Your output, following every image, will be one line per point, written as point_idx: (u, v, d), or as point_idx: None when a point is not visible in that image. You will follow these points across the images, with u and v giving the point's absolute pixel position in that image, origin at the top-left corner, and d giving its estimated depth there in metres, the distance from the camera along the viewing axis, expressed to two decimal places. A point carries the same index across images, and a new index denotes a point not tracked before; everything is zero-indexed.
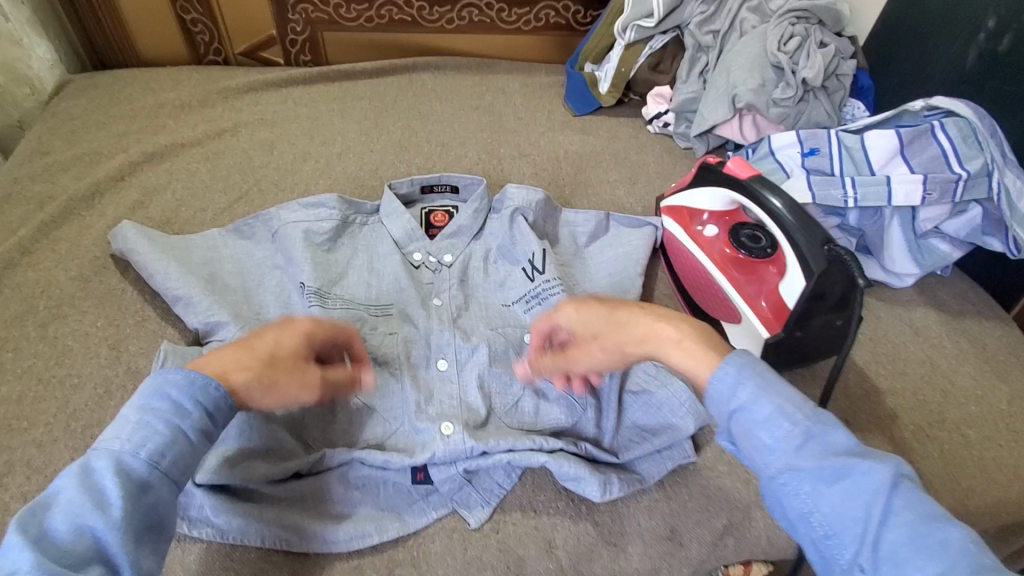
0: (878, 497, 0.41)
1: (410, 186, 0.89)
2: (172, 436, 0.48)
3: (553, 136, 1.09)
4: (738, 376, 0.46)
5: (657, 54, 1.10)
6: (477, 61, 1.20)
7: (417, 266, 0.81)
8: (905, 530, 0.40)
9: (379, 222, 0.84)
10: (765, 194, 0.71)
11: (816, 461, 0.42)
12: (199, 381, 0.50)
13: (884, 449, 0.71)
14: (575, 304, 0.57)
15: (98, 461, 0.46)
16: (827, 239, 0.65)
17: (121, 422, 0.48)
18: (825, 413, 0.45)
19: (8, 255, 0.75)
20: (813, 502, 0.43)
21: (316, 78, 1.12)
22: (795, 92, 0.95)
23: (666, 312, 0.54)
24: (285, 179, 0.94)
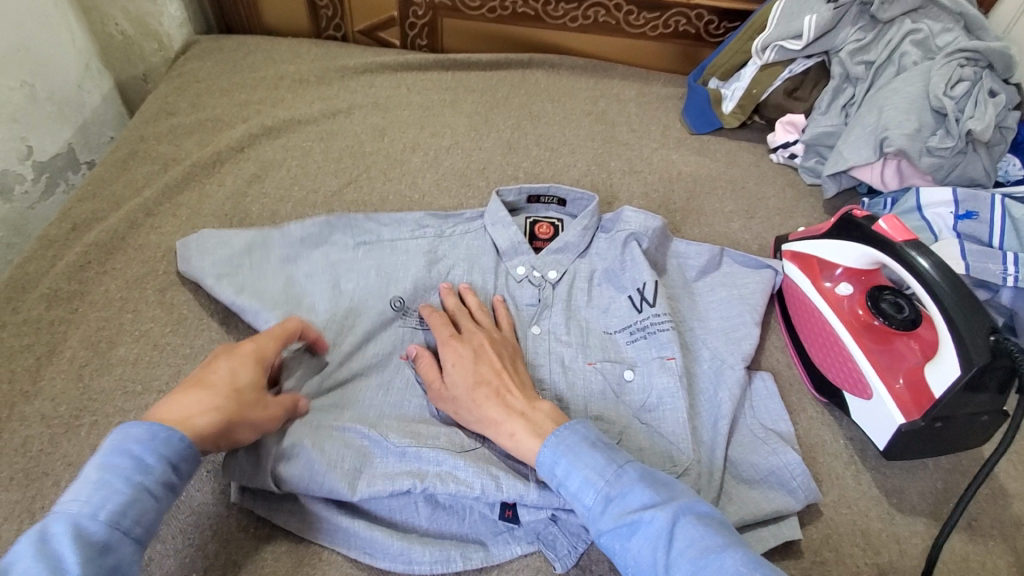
0: (659, 542, 0.51)
1: (517, 195, 0.84)
2: (138, 490, 0.47)
3: (666, 154, 1.03)
4: (554, 455, 0.57)
5: (796, 79, 1.01)
6: (594, 64, 1.15)
7: (518, 279, 0.78)
8: (690, 568, 0.49)
9: (484, 229, 0.81)
10: (920, 265, 0.63)
11: (613, 519, 0.53)
12: (161, 435, 0.50)
13: (1008, 561, 0.64)
14: (463, 358, 0.65)
15: (55, 526, 0.44)
16: (993, 327, 0.58)
17: (81, 483, 0.46)
18: (627, 473, 0.55)
19: (132, 215, 0.78)
20: (625, 556, 0.53)
21: (431, 66, 1.11)
22: (955, 143, 0.84)
23: (518, 406, 0.61)
24: (393, 167, 0.93)
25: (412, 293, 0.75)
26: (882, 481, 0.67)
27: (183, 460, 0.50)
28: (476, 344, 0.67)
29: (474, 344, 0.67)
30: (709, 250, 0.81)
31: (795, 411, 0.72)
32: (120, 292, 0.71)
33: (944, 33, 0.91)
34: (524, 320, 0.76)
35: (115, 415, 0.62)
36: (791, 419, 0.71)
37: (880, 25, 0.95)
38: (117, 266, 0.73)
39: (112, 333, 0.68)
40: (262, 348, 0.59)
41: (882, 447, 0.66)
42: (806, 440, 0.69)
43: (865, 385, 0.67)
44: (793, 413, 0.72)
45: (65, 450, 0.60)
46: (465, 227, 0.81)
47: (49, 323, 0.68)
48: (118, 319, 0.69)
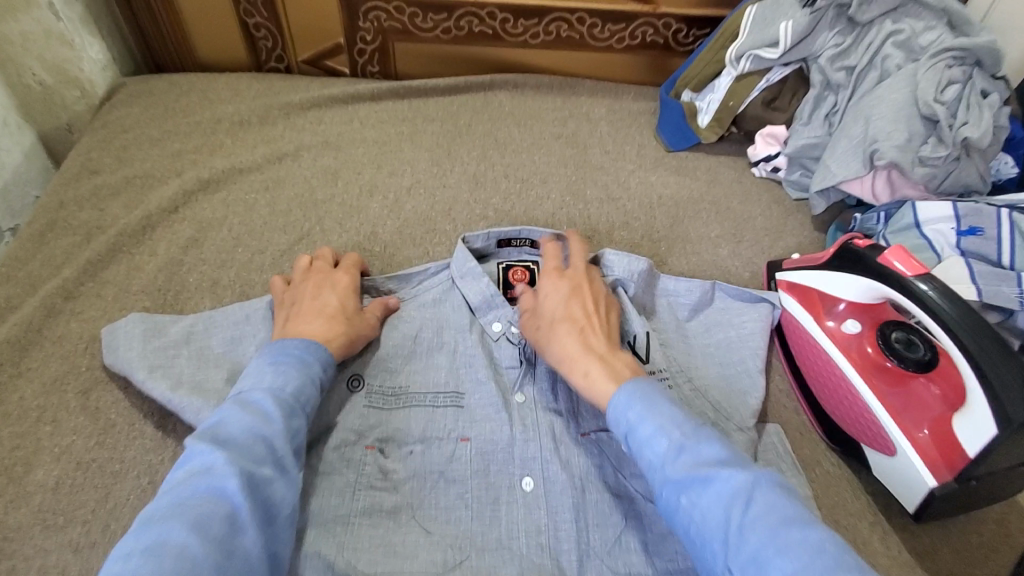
0: (734, 502, 0.46)
1: (486, 240, 0.77)
2: (309, 382, 0.57)
3: (644, 176, 0.97)
4: (628, 400, 0.53)
5: (774, 88, 0.95)
6: (560, 81, 1.08)
7: (495, 338, 0.71)
8: (769, 531, 0.44)
9: (452, 282, 0.74)
10: (937, 304, 0.57)
11: (683, 469, 0.49)
12: (313, 344, 0.60)
13: None
14: (558, 290, 0.66)
15: (252, 397, 0.53)
16: None
17: (262, 372, 0.56)
18: (703, 431, 0.51)
19: (51, 300, 0.68)
20: (691, 514, 0.48)
21: (385, 95, 1.02)
22: (949, 151, 0.79)
23: (598, 348, 0.59)
24: (349, 216, 0.84)
25: (375, 368, 0.67)
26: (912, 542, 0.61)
27: (327, 366, 0.60)
28: (579, 285, 0.66)
29: (574, 284, 0.67)
30: (700, 284, 0.74)
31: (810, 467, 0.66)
32: (37, 399, 0.62)
33: (927, 31, 0.85)
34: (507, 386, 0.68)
35: (33, 558, 0.53)
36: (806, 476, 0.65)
37: (858, 28, 0.89)
38: (33, 367, 0.64)
39: (29, 452, 0.58)
40: (355, 281, 0.70)
41: (910, 508, 0.60)
42: (825, 500, 0.63)
43: (887, 437, 0.61)
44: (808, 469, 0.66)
45: None
46: (433, 283, 0.74)
47: None
48: (35, 434, 0.59)
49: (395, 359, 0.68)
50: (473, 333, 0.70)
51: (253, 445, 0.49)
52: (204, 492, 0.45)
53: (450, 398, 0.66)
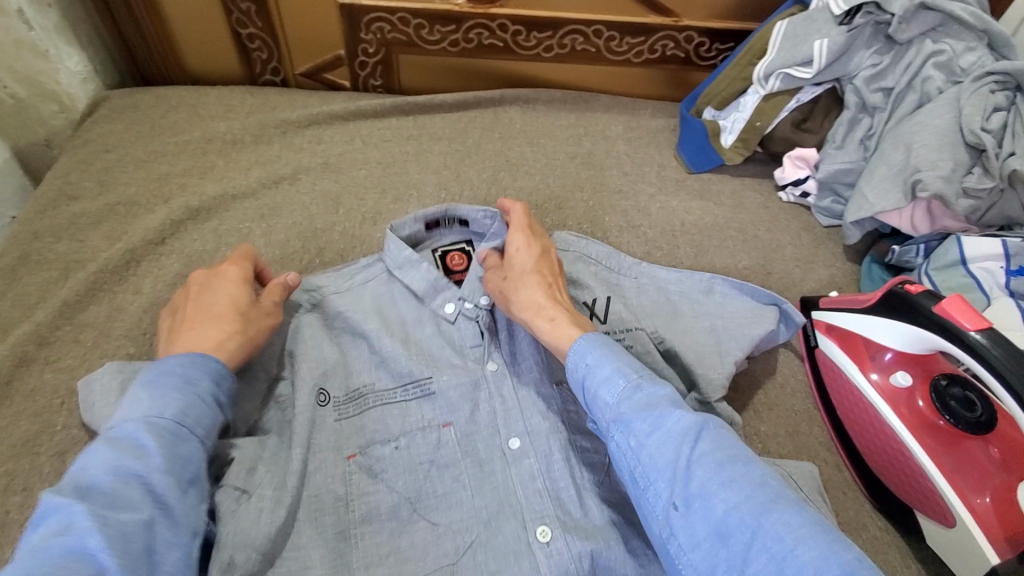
0: (684, 442, 0.48)
1: (412, 226, 0.76)
2: (202, 402, 0.51)
3: (665, 200, 0.91)
4: (587, 346, 0.55)
5: (805, 108, 0.89)
6: (573, 96, 1.02)
7: (451, 319, 0.69)
8: (713, 466, 0.46)
9: (389, 275, 0.72)
10: (998, 362, 0.52)
11: (636, 409, 0.50)
12: (200, 358, 0.53)
13: None
14: (528, 250, 0.68)
15: (124, 431, 0.47)
16: None
17: (135, 401, 0.49)
18: (658, 379, 0.54)
19: (21, 348, 0.62)
20: (639, 454, 0.49)
21: (388, 111, 0.96)
22: (995, 183, 0.75)
23: (564, 304, 0.63)
24: (353, 247, 0.78)
25: (333, 374, 0.63)
26: None
27: (220, 379, 0.54)
28: (544, 249, 0.70)
29: (541, 246, 0.70)
30: (676, 274, 0.76)
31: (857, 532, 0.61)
32: (5, 464, 0.55)
33: (968, 53, 0.80)
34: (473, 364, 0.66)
35: None
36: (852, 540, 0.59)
37: (895, 47, 0.84)
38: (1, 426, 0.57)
39: None
40: (246, 272, 0.63)
41: None
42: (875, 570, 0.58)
43: (944, 505, 0.56)
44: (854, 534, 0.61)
45: None
46: (367, 276, 0.71)
47: None
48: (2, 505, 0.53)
49: (360, 379, 0.63)
50: (428, 322, 0.69)
51: (122, 488, 0.44)
52: (63, 555, 0.39)
53: (418, 387, 0.63)
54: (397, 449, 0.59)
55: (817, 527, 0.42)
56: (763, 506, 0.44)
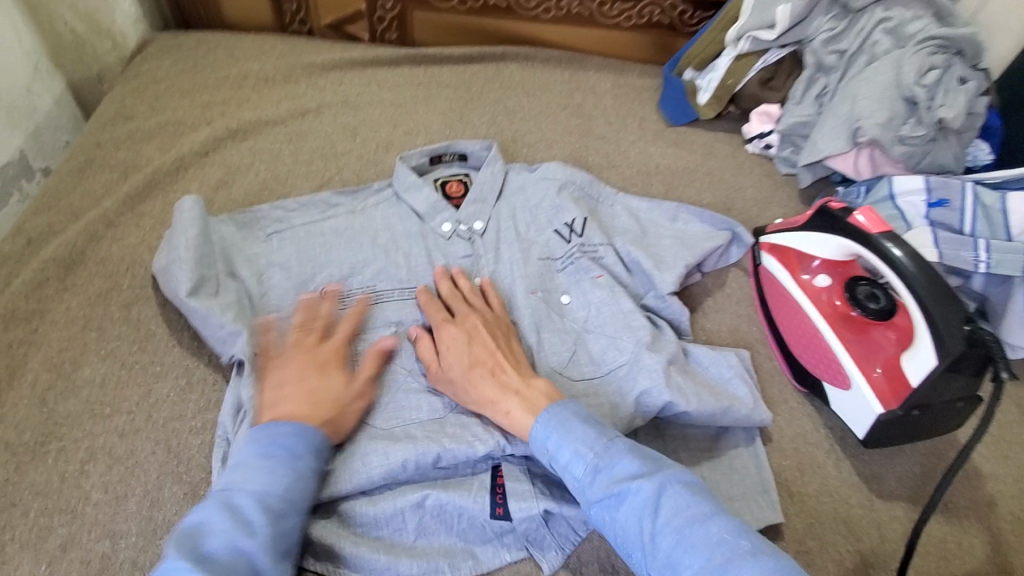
0: (647, 511, 0.51)
1: (420, 159, 0.89)
2: (294, 473, 0.54)
3: (643, 146, 1.03)
4: (546, 430, 0.58)
5: (772, 67, 1.01)
6: (567, 56, 1.14)
7: (447, 237, 0.83)
8: (675, 534, 0.50)
9: (396, 197, 0.84)
10: (895, 254, 0.64)
11: (602, 489, 0.53)
12: (305, 430, 0.57)
13: (982, 538, 0.68)
14: (457, 342, 0.67)
15: (239, 499, 0.51)
16: (967, 318, 0.60)
17: (249, 468, 0.53)
18: (613, 446, 0.56)
19: (93, 227, 0.74)
20: (614, 526, 0.53)
21: (403, 61, 1.09)
22: (926, 131, 0.86)
23: (513, 384, 0.62)
24: (368, 168, 0.91)
25: (344, 276, 0.76)
26: (863, 468, 0.69)
27: (320, 454, 0.57)
28: (470, 327, 0.68)
29: (468, 326, 0.68)
30: (647, 203, 0.89)
31: (779, 404, 0.73)
32: (82, 310, 0.68)
33: (914, 21, 0.91)
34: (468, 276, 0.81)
35: (81, 441, 0.60)
36: (772, 409, 0.72)
37: (851, 14, 0.95)
38: (78, 282, 0.70)
39: (76, 353, 0.65)
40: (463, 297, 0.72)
41: (860, 435, 0.67)
42: (788, 432, 0.71)
43: (844, 374, 0.68)
44: (777, 406, 0.73)
45: (30, 479, 0.57)
46: (377, 198, 0.84)
47: (8, 346, 0.65)
48: (81, 338, 0.66)
49: (365, 279, 0.77)
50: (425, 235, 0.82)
51: (235, 563, 0.47)
52: None
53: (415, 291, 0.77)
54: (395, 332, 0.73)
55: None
56: (723, 564, 0.47)
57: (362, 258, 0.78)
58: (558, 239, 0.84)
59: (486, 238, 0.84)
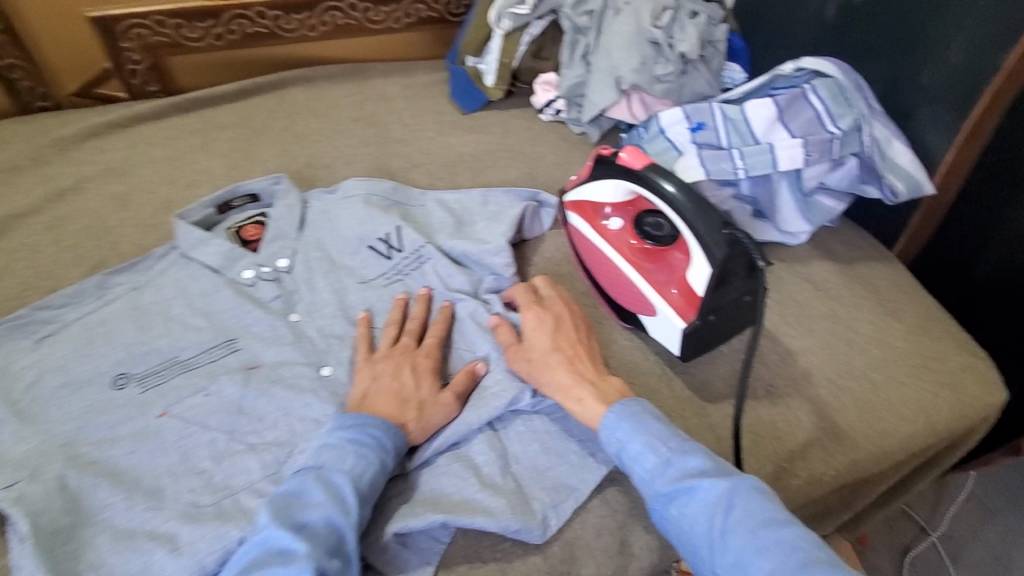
0: (718, 509, 0.53)
1: (204, 209, 0.84)
2: (380, 466, 0.58)
3: (444, 140, 1.05)
4: (616, 420, 0.61)
5: (537, 40, 1.07)
6: (350, 69, 1.13)
7: (251, 283, 0.79)
8: (750, 535, 0.51)
9: (185, 258, 0.80)
10: (659, 183, 0.70)
11: (670, 483, 0.56)
12: (395, 431, 0.61)
13: (804, 411, 0.73)
14: (541, 326, 0.70)
15: (335, 477, 0.56)
16: (723, 222, 0.66)
17: (341, 450, 0.58)
18: (688, 446, 0.59)
19: None
20: (680, 522, 0.55)
21: (168, 111, 1.01)
22: (675, 67, 0.95)
23: (590, 374, 0.66)
24: (148, 234, 0.83)
25: (136, 360, 0.69)
26: (693, 381, 0.74)
27: (399, 451, 0.61)
28: (556, 313, 0.72)
29: (555, 313, 0.72)
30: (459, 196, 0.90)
31: (610, 347, 0.77)
32: None
33: None
34: (281, 313, 0.76)
35: None
36: (606, 354, 0.76)
37: None
38: None
39: None
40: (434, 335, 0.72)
41: (678, 353, 0.73)
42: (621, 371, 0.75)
43: (651, 301, 0.74)
44: (609, 349, 0.77)
45: None
46: (163, 266, 0.79)
47: None
48: None
49: (163, 355, 0.70)
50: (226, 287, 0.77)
51: (327, 533, 0.52)
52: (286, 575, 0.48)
53: (225, 347, 0.72)
54: (207, 396, 0.67)
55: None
56: (798, 568, 0.49)
57: (155, 333, 0.71)
58: (377, 257, 0.82)
59: (293, 274, 0.81)
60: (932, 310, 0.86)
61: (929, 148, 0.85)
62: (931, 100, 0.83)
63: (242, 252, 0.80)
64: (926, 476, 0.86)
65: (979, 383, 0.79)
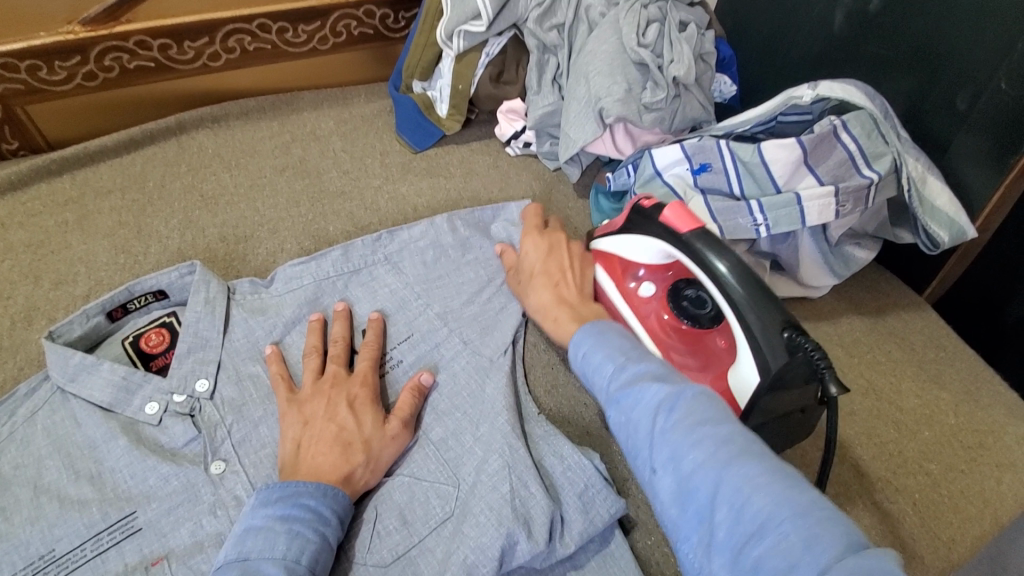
0: (658, 410, 0.47)
1: (89, 319, 0.63)
2: (322, 542, 0.50)
3: (393, 189, 0.86)
4: (584, 335, 0.57)
5: (497, 61, 0.89)
6: (270, 102, 0.92)
7: (156, 421, 0.60)
8: (687, 430, 0.44)
9: (63, 392, 0.59)
10: (712, 260, 0.56)
11: (618, 385, 0.51)
12: (332, 490, 0.53)
13: (863, 525, 0.61)
14: (537, 248, 0.70)
15: (262, 568, 0.47)
16: (785, 322, 0.51)
17: (269, 533, 0.49)
18: (645, 354, 0.53)
19: None
20: (624, 430, 0.49)
21: (29, 177, 0.78)
22: (667, 93, 0.78)
23: (571, 299, 0.66)
24: (4, 362, 0.63)
25: None
26: None
27: (346, 516, 0.53)
28: (554, 240, 0.72)
29: (554, 239, 0.72)
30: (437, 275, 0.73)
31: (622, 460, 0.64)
32: None
33: None
34: (199, 462, 0.58)
35: None
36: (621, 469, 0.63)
37: None
38: None
39: None
40: (373, 358, 0.64)
41: None
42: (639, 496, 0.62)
43: None
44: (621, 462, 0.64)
45: None
46: (32, 405, 0.59)
47: None
48: None
49: (30, 552, 0.51)
50: (120, 434, 0.57)
51: None
52: None
53: (119, 530, 0.53)
54: None
55: (764, 488, 0.39)
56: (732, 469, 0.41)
57: (18, 519, 0.52)
58: None
59: (220, 401, 0.62)
60: (979, 367, 0.74)
61: (964, 184, 0.73)
62: (968, 129, 0.70)
63: (144, 377, 0.60)
64: None
65: None
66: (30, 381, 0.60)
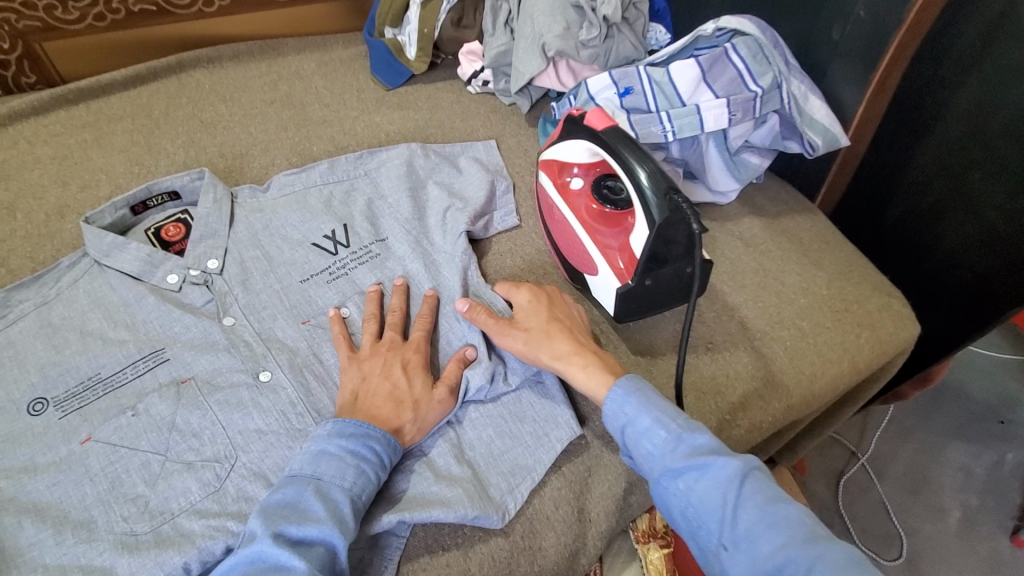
0: (729, 485, 0.54)
1: (116, 211, 0.77)
2: (377, 481, 0.59)
3: (368, 119, 0.99)
4: (624, 395, 0.61)
5: (457, 8, 1.03)
6: (259, 46, 1.04)
7: (177, 288, 0.73)
8: (758, 511, 0.52)
9: (99, 264, 0.73)
10: (620, 146, 0.70)
11: (680, 458, 0.56)
12: (395, 445, 0.60)
13: (744, 363, 0.77)
14: (535, 304, 0.71)
15: (332, 494, 0.56)
16: (670, 187, 0.66)
17: (341, 463, 0.57)
18: (694, 424, 0.59)
19: None
20: (688, 497, 0.56)
21: (50, 103, 0.91)
22: (599, 31, 0.92)
23: (588, 345, 0.67)
24: (45, 246, 0.76)
25: (51, 383, 0.64)
26: (638, 345, 0.78)
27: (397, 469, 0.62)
28: (546, 293, 0.73)
29: (543, 291, 0.73)
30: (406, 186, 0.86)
31: None
32: None
33: None
34: (212, 317, 0.72)
35: None
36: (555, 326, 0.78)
37: None
38: None
39: None
40: (427, 331, 0.71)
41: (615, 315, 0.76)
42: None
43: (599, 265, 0.76)
44: None
45: None
46: (75, 274, 0.72)
47: None
48: None
49: (82, 373, 0.65)
50: (148, 294, 0.71)
51: (319, 551, 0.52)
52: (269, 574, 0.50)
53: (152, 360, 0.67)
54: (135, 416, 0.62)
55: (841, 569, 0.47)
56: (805, 543, 0.50)
57: (71, 351, 0.66)
58: (324, 254, 0.79)
59: (227, 273, 0.75)
60: (853, 254, 0.91)
61: (842, 101, 0.87)
62: (841, 54, 0.85)
63: (165, 254, 0.74)
64: (851, 404, 0.94)
65: (895, 320, 0.84)
66: (70, 255, 0.73)
